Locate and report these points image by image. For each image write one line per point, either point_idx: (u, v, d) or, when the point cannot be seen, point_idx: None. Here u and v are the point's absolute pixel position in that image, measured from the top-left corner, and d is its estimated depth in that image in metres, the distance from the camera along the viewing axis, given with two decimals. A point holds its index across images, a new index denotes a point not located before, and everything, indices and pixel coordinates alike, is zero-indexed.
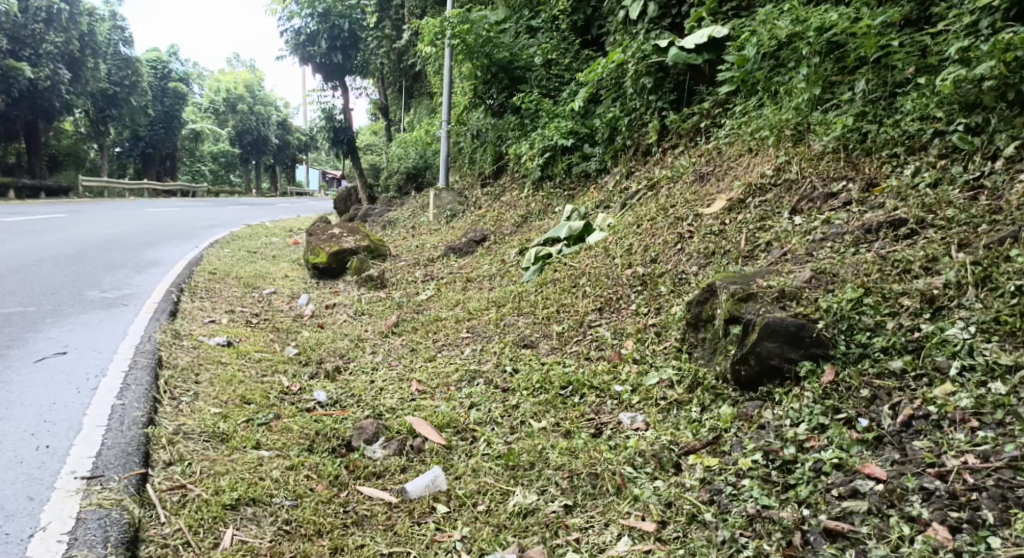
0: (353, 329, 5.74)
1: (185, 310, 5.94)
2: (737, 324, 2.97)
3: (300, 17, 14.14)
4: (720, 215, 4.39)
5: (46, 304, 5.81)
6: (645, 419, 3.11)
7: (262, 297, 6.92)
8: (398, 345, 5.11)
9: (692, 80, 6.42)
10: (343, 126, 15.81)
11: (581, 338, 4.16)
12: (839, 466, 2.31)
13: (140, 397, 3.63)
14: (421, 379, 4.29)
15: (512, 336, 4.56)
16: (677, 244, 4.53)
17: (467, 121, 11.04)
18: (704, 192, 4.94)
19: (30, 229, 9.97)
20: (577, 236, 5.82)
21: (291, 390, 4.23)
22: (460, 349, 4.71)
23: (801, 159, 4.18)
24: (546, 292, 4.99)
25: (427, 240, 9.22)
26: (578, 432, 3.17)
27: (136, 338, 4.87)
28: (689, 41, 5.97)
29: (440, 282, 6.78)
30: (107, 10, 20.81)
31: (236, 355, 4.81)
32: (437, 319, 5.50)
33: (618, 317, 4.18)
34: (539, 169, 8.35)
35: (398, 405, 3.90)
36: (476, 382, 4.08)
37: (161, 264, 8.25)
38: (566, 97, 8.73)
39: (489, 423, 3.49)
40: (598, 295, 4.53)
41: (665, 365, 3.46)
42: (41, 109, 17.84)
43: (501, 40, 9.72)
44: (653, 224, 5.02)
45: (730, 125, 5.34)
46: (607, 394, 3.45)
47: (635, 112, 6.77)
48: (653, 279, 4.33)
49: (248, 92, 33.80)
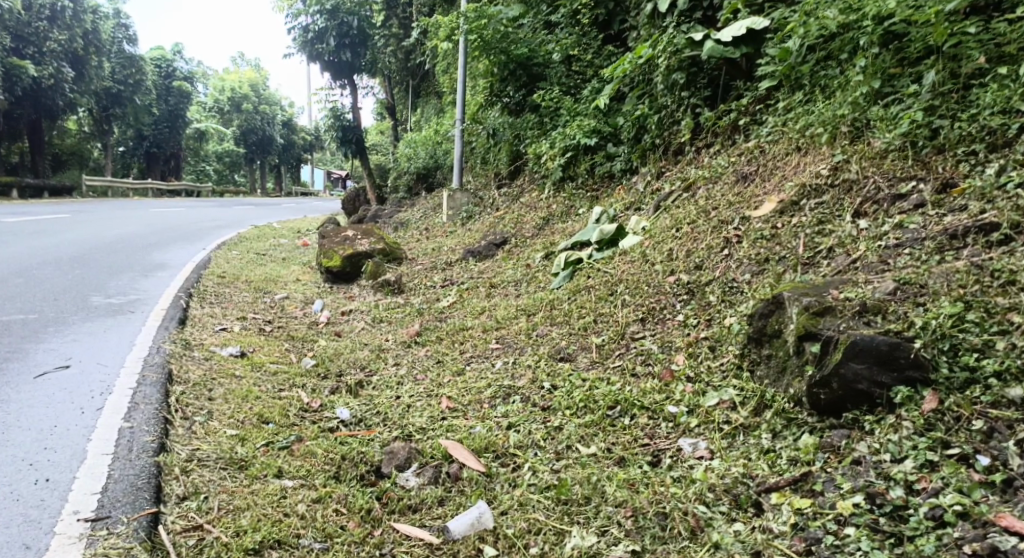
0: (373, 338, 5.45)
1: (195, 317, 5.65)
2: (816, 342, 2.66)
3: (308, 14, 13.93)
4: (771, 218, 4.08)
5: (47, 311, 5.53)
6: (708, 446, 2.82)
7: (275, 303, 6.64)
8: (422, 356, 4.83)
9: (727, 76, 6.10)
10: (352, 125, 15.52)
11: (624, 351, 3.87)
12: (963, 515, 2.06)
13: (149, 419, 3.34)
14: (450, 395, 4.01)
15: (546, 349, 4.27)
16: (723, 250, 4.22)
17: (482, 120, 10.73)
18: (748, 193, 4.63)
19: (34, 230, 9.73)
20: (609, 240, 5.51)
21: (311, 408, 3.95)
22: (490, 362, 4.43)
23: (861, 157, 3.85)
24: (581, 301, 4.70)
25: (443, 242, 8.93)
26: (634, 461, 2.87)
27: (144, 349, 4.59)
28: (725, 34, 5.63)
29: (462, 288, 6.48)
30: (112, 9, 20.57)
31: (250, 368, 4.53)
32: (462, 327, 5.21)
33: (663, 329, 3.89)
34: (561, 170, 8.05)
35: (428, 425, 3.62)
36: (511, 400, 3.79)
37: (168, 267, 7.99)
38: (588, 94, 8.42)
39: (531, 446, 3.21)
40: (638, 305, 4.24)
41: (723, 383, 3.16)
42: (44, 108, 17.60)
43: (518, 36, 9.41)
44: (693, 227, 4.72)
45: (774, 122, 5.02)
46: (661, 415, 3.15)
47: (665, 109, 6.46)
48: (700, 288, 4.03)
49: (253, 91, 33.71)
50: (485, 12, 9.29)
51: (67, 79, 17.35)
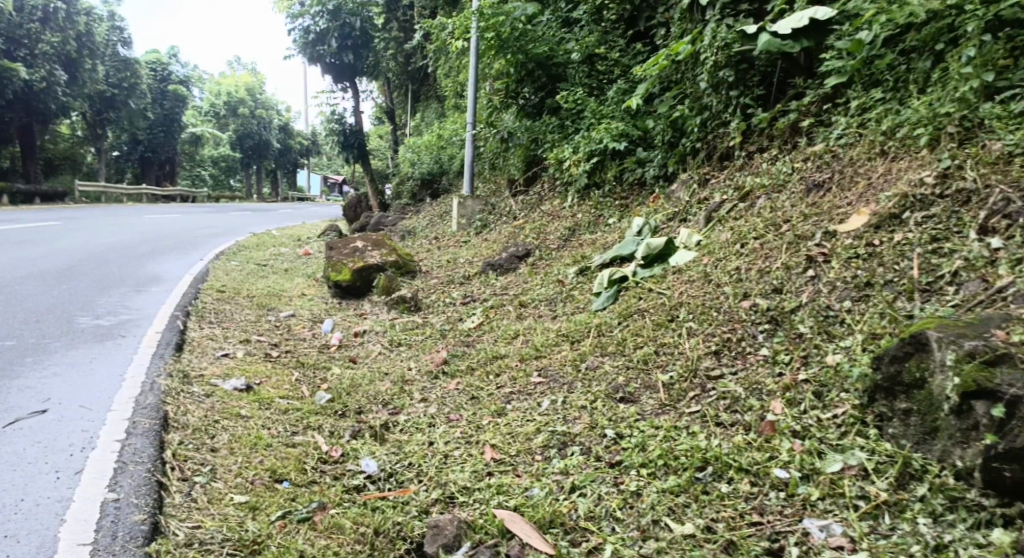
0: (393, 366, 4.86)
1: (194, 341, 5.05)
2: (995, 403, 2.19)
3: (308, 15, 13.31)
4: (865, 233, 3.52)
5: (28, 336, 4.93)
6: (846, 531, 2.27)
7: (280, 322, 6.03)
8: (452, 390, 4.24)
9: (782, 71, 5.56)
10: (353, 130, 14.86)
11: (700, 394, 3.28)
12: None
13: (139, 486, 2.83)
14: (494, 442, 3.44)
15: (600, 386, 3.68)
16: (806, 270, 3.63)
17: (495, 123, 10.12)
18: (826, 202, 4.07)
19: (22, 239, 9.12)
20: (657, 255, 4.91)
21: (332, 458, 3.39)
22: (535, 399, 3.85)
23: (977, 163, 3.41)
24: (634, 327, 4.11)
25: (458, 253, 8.35)
26: (747, 548, 2.31)
27: (135, 385, 3.99)
28: (782, 26, 5.00)
29: (487, 305, 5.91)
30: (106, 11, 20.09)
31: (257, 405, 3.93)
32: (495, 356, 4.62)
33: (746, 368, 3.29)
34: (586, 176, 7.48)
35: (472, 485, 3.06)
36: (569, 452, 3.23)
37: (163, 281, 7.40)
38: (614, 95, 7.84)
39: (605, 518, 2.64)
40: (708, 335, 3.65)
41: (844, 442, 2.58)
42: (36, 112, 16.93)
43: (537, 34, 8.89)
44: (762, 243, 4.15)
45: (847, 122, 4.47)
46: (766, 480, 2.58)
47: (708, 110, 5.93)
48: (785, 317, 3.44)
49: (250, 95, 33.15)
50: (502, 9, 8.82)
51: (60, 83, 16.73)
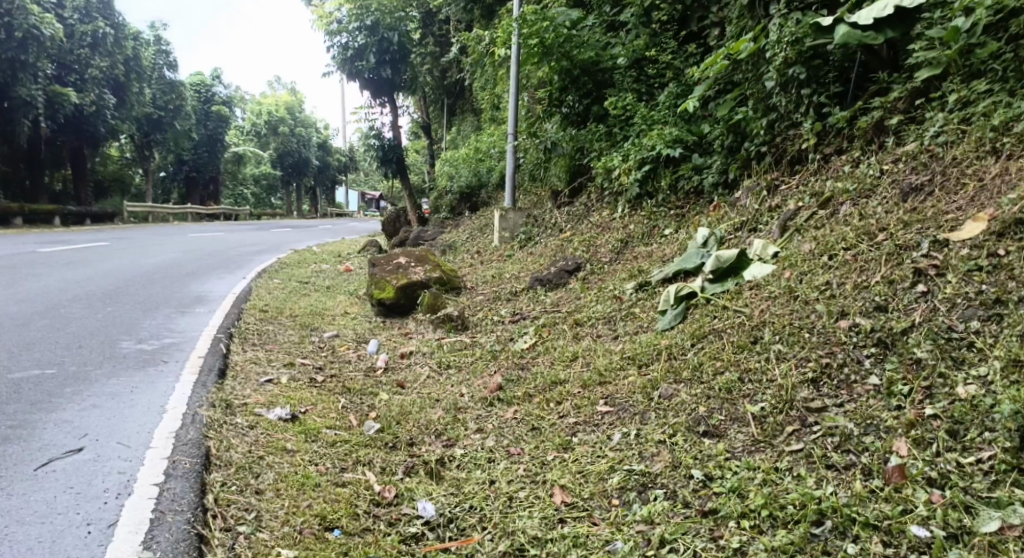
0: (442, 390, 4.53)
1: (237, 366, 4.79)
2: None
3: (346, 32, 12.98)
4: (985, 242, 3.21)
5: (68, 363, 4.71)
6: None
7: (324, 344, 5.75)
8: (510, 420, 3.88)
9: (862, 66, 5.20)
10: (392, 144, 14.64)
11: (800, 430, 2.87)
12: None
13: (178, 544, 2.58)
14: (563, 482, 3.07)
15: (679, 418, 3.28)
16: (917, 287, 3.24)
17: (538, 133, 9.79)
18: (930, 210, 3.70)
19: (68, 261, 9.03)
20: (728, 270, 4.47)
21: (386, 500, 3.05)
22: (604, 432, 3.46)
23: None
24: (711, 350, 3.69)
25: (503, 267, 8.00)
26: None
27: (175, 417, 3.72)
28: (864, 15, 4.58)
29: (539, 324, 5.52)
30: (152, 35, 20.39)
31: (303, 437, 3.62)
32: (555, 381, 4.23)
33: (854, 399, 2.89)
34: (637, 185, 7.09)
35: (544, 535, 2.71)
36: (651, 496, 2.83)
37: (206, 302, 7.20)
38: (666, 100, 7.48)
39: None
40: (802, 359, 3.23)
41: (998, 495, 2.26)
42: (86, 135, 17.21)
43: (584, 38, 8.54)
44: (856, 254, 3.74)
45: (946, 118, 4.19)
46: (902, 540, 2.24)
47: (777, 112, 5.57)
48: (896, 339, 3.05)
49: (289, 113, 33.48)
50: (546, 14, 8.47)
51: (109, 106, 16.91)
